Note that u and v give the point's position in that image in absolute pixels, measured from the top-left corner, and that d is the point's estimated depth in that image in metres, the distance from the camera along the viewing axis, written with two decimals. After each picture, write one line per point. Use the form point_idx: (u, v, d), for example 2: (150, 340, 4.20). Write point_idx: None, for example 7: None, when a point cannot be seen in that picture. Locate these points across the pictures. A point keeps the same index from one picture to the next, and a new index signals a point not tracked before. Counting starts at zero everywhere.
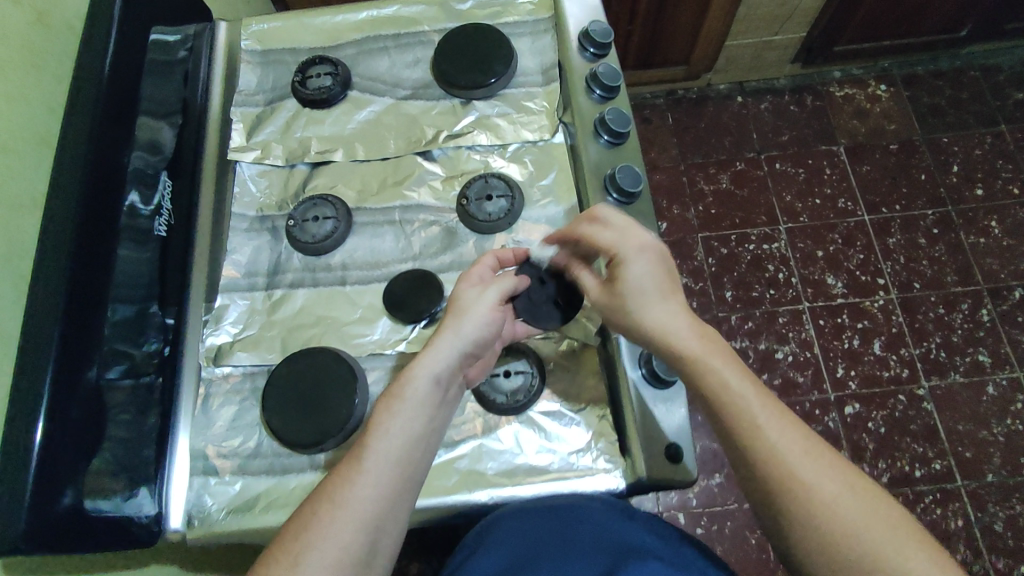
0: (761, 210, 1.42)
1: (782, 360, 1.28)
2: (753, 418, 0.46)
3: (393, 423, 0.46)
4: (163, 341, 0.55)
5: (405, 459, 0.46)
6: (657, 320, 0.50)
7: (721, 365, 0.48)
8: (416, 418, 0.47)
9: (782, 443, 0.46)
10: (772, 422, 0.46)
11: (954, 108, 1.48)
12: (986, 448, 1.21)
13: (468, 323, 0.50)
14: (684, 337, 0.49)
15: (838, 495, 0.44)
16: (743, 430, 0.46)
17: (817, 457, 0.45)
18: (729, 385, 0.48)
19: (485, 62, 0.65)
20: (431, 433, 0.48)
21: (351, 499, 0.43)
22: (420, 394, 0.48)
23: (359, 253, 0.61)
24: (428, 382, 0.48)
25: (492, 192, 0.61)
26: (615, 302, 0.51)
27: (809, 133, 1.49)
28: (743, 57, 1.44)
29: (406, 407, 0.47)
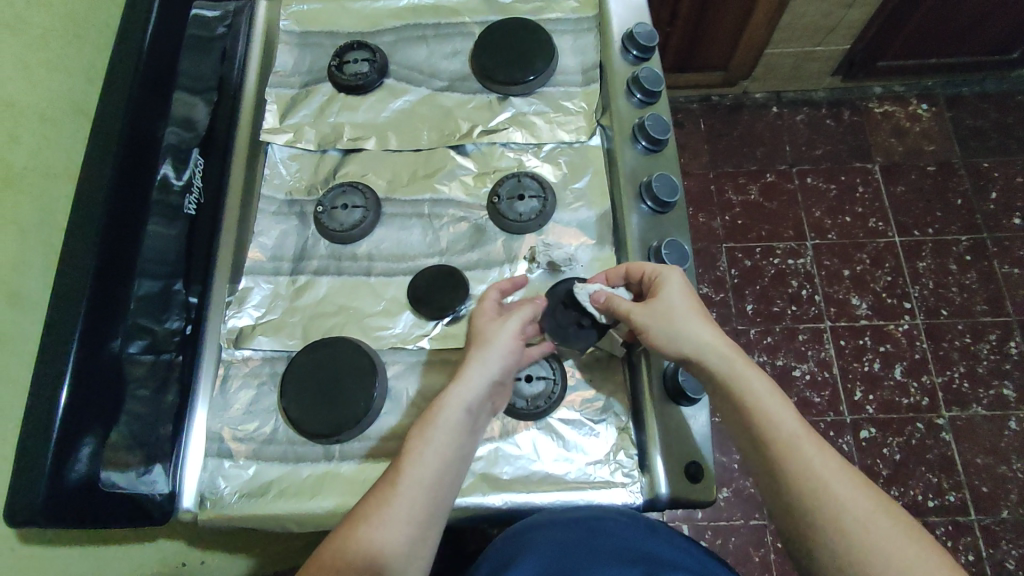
0: (789, 224, 1.39)
1: (799, 378, 1.26)
2: (789, 433, 0.47)
3: (426, 450, 0.47)
4: (185, 320, 0.55)
5: (437, 485, 0.46)
6: (699, 339, 0.50)
7: (758, 384, 0.49)
8: (449, 445, 0.47)
9: (815, 457, 0.46)
10: (807, 437, 0.47)
11: (997, 133, 1.44)
12: (1004, 484, 1.18)
13: (495, 351, 0.50)
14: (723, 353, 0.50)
15: (869, 510, 0.45)
16: (777, 444, 0.47)
17: (848, 473, 0.46)
18: (767, 402, 0.49)
19: (523, 57, 0.64)
20: (462, 459, 0.48)
21: (386, 522, 0.45)
22: (453, 421, 0.48)
23: (385, 244, 0.60)
24: (461, 409, 0.48)
25: (524, 192, 0.59)
26: (661, 318, 0.51)
27: (844, 148, 1.45)
28: (782, 66, 1.40)
29: (439, 434, 0.47)
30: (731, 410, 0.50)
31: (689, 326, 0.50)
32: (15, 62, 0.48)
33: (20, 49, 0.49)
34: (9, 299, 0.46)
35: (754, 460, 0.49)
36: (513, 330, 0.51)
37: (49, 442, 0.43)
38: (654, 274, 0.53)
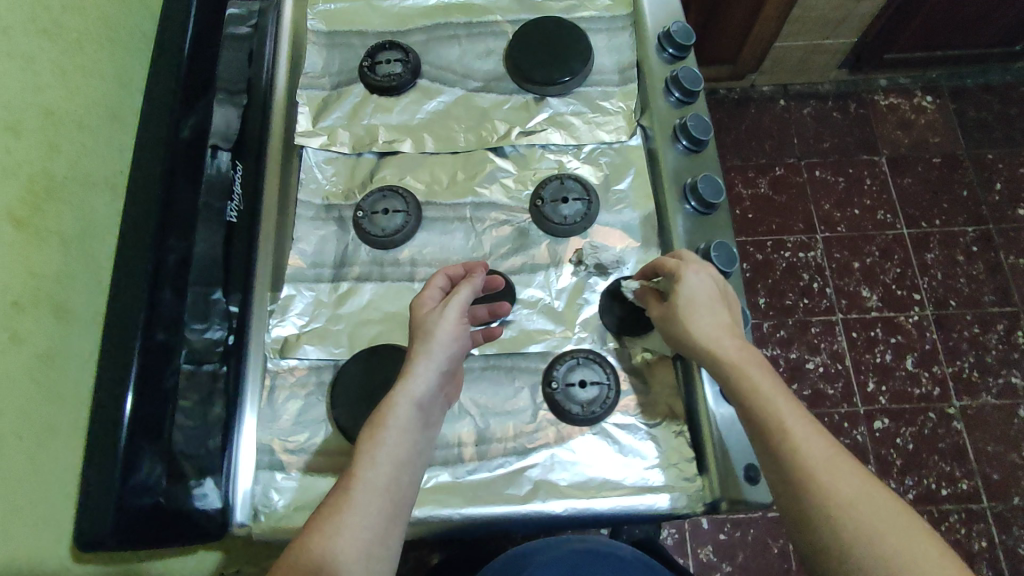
0: (799, 218, 1.40)
1: (813, 370, 1.27)
2: (779, 417, 0.46)
3: (377, 451, 0.45)
4: (227, 330, 0.53)
5: (392, 485, 0.45)
6: (710, 332, 0.49)
7: (754, 369, 0.48)
8: (401, 444, 0.46)
9: (803, 441, 0.45)
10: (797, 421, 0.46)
11: (1001, 124, 1.46)
12: (1015, 471, 1.20)
13: (437, 343, 0.49)
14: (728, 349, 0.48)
15: (858, 498, 0.42)
16: (770, 432, 0.46)
17: (838, 460, 0.44)
18: (759, 386, 0.47)
19: (559, 58, 0.64)
20: (417, 455, 0.47)
21: (340, 531, 0.42)
22: (404, 420, 0.47)
23: (427, 249, 0.59)
24: (411, 407, 0.47)
25: (567, 195, 0.59)
26: (677, 314, 0.50)
27: (851, 141, 1.46)
28: (790, 59, 1.41)
29: (390, 435, 0.46)
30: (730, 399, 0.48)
31: (705, 325, 0.49)
32: (54, 68, 0.47)
33: (58, 55, 0.47)
34: (57, 314, 0.45)
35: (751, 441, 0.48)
36: (454, 316, 0.50)
37: (116, 460, 0.42)
38: (674, 272, 0.52)
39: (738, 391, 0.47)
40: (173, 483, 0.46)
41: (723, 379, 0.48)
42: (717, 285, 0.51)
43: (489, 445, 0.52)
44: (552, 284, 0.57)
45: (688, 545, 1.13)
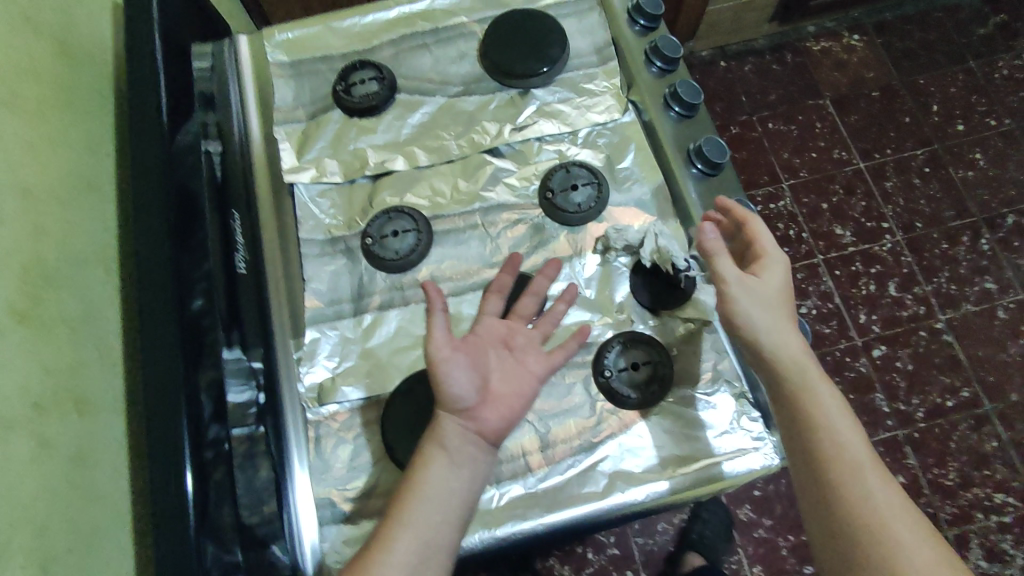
0: (762, 171, 1.43)
1: (807, 315, 1.30)
2: (851, 457, 0.47)
3: (407, 496, 0.46)
4: (256, 390, 0.49)
5: (422, 526, 0.45)
6: (788, 336, 0.50)
7: (832, 403, 0.49)
8: (433, 486, 0.46)
9: (875, 485, 0.46)
10: (869, 463, 0.47)
11: (925, 50, 1.53)
12: (1007, 370, 1.26)
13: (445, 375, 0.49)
14: (794, 351, 0.50)
15: (918, 549, 0.44)
16: (839, 469, 0.46)
17: (902, 510, 0.45)
18: (834, 424, 0.48)
19: (536, 48, 0.63)
20: (455, 495, 0.46)
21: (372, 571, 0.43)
22: (434, 461, 0.47)
23: (445, 264, 0.57)
24: (438, 446, 0.47)
25: (576, 182, 0.58)
26: (757, 295, 0.50)
27: (794, 89, 1.51)
28: (724, 20, 1.44)
29: (421, 477, 0.46)
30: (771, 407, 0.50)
31: (776, 310, 0.50)
32: (24, 143, 0.43)
33: (22, 127, 0.43)
34: (79, 408, 0.41)
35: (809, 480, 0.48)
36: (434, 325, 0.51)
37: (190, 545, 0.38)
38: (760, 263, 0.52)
39: (811, 424, 0.48)
40: (250, 559, 0.43)
41: (795, 392, 0.49)
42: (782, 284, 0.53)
43: (554, 448, 0.50)
44: (580, 274, 0.56)
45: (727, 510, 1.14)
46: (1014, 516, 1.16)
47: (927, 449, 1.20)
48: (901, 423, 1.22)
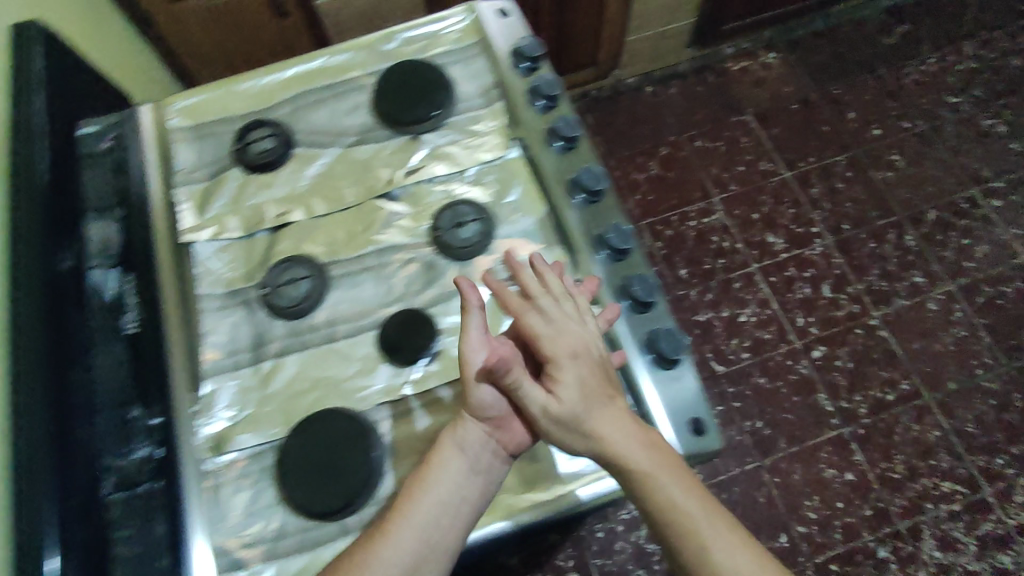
0: (694, 188, 1.49)
1: (747, 322, 1.34)
2: (702, 538, 0.48)
3: (420, 495, 0.50)
4: (154, 444, 0.53)
5: (431, 524, 0.49)
6: (614, 427, 0.50)
7: (675, 485, 0.49)
8: (446, 485, 0.50)
9: (726, 563, 0.47)
10: (719, 542, 0.48)
11: (837, 62, 1.62)
12: (943, 359, 1.29)
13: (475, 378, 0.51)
14: (625, 447, 0.50)
15: None
16: (692, 553, 0.48)
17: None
18: (680, 504, 0.49)
19: (423, 95, 0.66)
20: (460, 496, 0.50)
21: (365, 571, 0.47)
22: (446, 462, 0.51)
23: (342, 306, 0.60)
24: (454, 446, 0.51)
25: (462, 219, 0.61)
26: (563, 407, 0.51)
27: (718, 108, 1.58)
28: (643, 50, 1.52)
29: (434, 477, 0.50)
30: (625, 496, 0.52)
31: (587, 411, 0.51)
32: None
33: None
34: None
35: (671, 556, 0.49)
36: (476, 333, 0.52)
37: None
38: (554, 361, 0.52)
39: (658, 508, 0.49)
40: None
41: (636, 480, 0.49)
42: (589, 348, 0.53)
43: None
44: None
45: None
46: (962, 503, 1.18)
47: (872, 444, 1.23)
48: (845, 420, 1.25)
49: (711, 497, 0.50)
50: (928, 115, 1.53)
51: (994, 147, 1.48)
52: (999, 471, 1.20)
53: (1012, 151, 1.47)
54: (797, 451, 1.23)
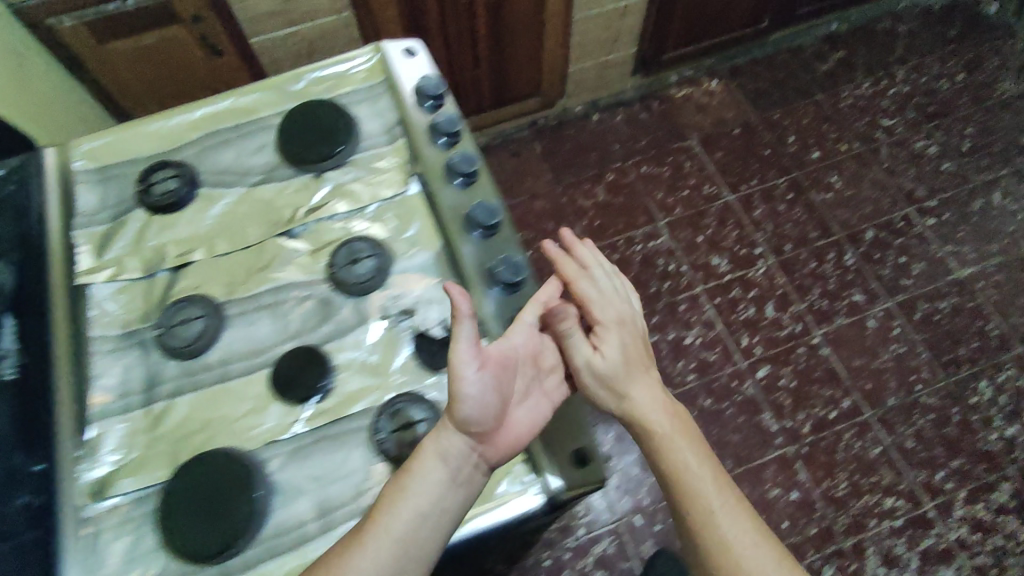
0: (639, 213, 1.51)
1: (692, 344, 1.36)
2: (705, 495, 0.58)
3: (399, 502, 0.50)
4: (34, 494, 0.52)
5: (408, 531, 0.50)
6: (643, 395, 0.63)
7: (686, 452, 0.60)
8: (424, 493, 0.51)
9: (721, 517, 0.57)
10: (720, 500, 0.58)
11: (777, 88, 1.67)
12: (883, 376, 1.31)
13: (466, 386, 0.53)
14: (647, 409, 0.62)
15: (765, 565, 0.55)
16: (696, 506, 0.58)
17: (751, 535, 0.56)
18: (689, 468, 0.59)
19: (324, 135, 0.68)
20: (440, 506, 0.51)
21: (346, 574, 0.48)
22: (428, 469, 0.52)
23: (237, 345, 0.60)
24: (435, 456, 0.52)
25: (358, 256, 0.62)
26: (604, 363, 0.61)
27: (662, 134, 1.62)
28: (587, 79, 1.56)
29: (414, 484, 0.51)
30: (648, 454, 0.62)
31: (624, 373, 0.62)
32: None
33: None
34: None
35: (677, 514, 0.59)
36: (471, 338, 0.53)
37: None
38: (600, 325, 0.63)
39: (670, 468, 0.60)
40: None
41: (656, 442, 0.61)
42: (633, 322, 0.65)
43: (333, 513, 0.53)
44: (365, 341, 0.60)
45: (630, 547, 1.19)
46: (905, 519, 1.18)
47: (815, 462, 1.24)
48: (789, 439, 1.26)
49: (717, 466, 0.60)
50: (864, 138, 1.58)
51: (928, 168, 1.52)
52: (940, 485, 1.21)
53: (945, 171, 1.52)
54: (742, 471, 1.23)
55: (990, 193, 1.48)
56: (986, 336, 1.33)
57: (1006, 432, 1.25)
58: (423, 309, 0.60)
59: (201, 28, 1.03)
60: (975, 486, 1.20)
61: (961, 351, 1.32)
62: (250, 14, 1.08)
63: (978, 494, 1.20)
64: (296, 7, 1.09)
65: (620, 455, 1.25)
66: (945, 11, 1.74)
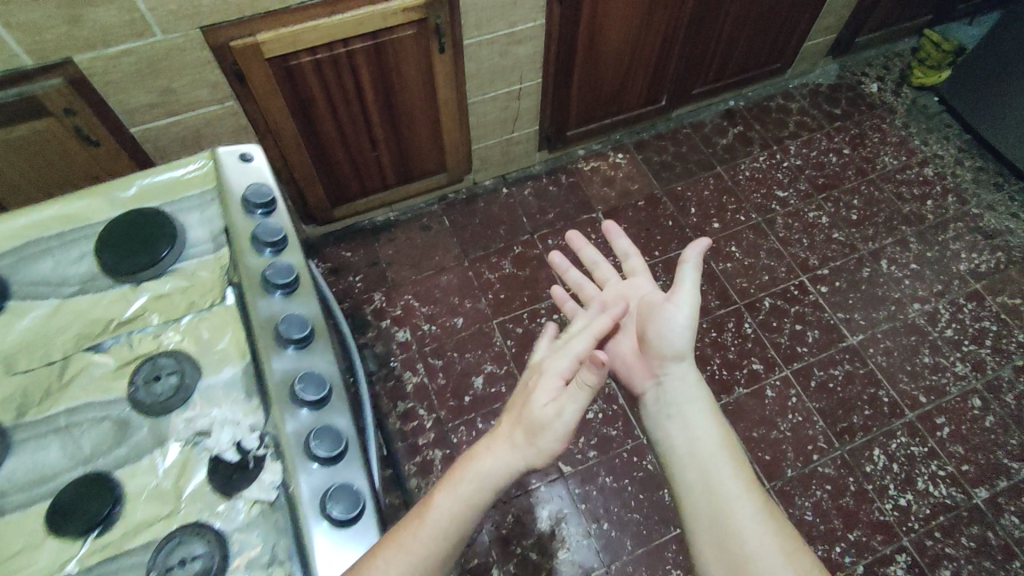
0: (543, 286, 1.52)
1: (594, 419, 1.34)
2: (716, 459, 0.74)
3: (459, 485, 0.64)
4: None
5: (465, 510, 0.63)
6: (688, 380, 0.84)
7: (709, 427, 0.78)
8: (478, 486, 0.65)
9: (726, 476, 0.73)
10: (730, 465, 0.74)
11: (679, 161, 1.73)
12: (781, 446, 1.31)
13: (544, 436, 0.67)
14: (687, 389, 0.83)
15: (752, 515, 0.70)
16: (707, 462, 0.74)
17: (750, 494, 0.72)
18: (707, 436, 0.77)
19: (145, 245, 0.67)
20: (490, 492, 0.66)
21: (416, 543, 0.59)
22: (483, 469, 0.66)
23: (19, 474, 0.56)
24: (494, 463, 0.67)
25: (160, 372, 0.60)
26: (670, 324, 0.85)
27: (570, 207, 1.65)
28: (493, 155, 1.60)
29: (467, 477, 0.66)
30: (678, 435, 0.78)
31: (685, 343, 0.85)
32: None
33: None
34: None
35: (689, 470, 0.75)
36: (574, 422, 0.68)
37: None
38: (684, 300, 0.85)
39: (690, 433, 0.78)
40: None
41: (680, 412, 0.81)
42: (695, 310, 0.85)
43: None
44: (159, 464, 0.57)
45: None
46: None
47: None
48: None
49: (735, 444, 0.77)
50: (761, 209, 1.64)
51: (819, 237, 1.59)
52: (839, 561, 1.19)
53: (835, 240, 1.59)
54: (642, 553, 1.21)
55: (877, 262, 1.55)
56: (877, 402, 1.36)
57: (900, 501, 1.25)
58: (219, 429, 0.57)
59: (73, 120, 1.04)
60: (872, 559, 1.19)
61: (854, 419, 1.34)
62: (126, 107, 1.08)
63: (876, 567, 1.19)
64: (177, 98, 1.11)
65: (518, 540, 1.21)
66: (831, 90, 1.86)
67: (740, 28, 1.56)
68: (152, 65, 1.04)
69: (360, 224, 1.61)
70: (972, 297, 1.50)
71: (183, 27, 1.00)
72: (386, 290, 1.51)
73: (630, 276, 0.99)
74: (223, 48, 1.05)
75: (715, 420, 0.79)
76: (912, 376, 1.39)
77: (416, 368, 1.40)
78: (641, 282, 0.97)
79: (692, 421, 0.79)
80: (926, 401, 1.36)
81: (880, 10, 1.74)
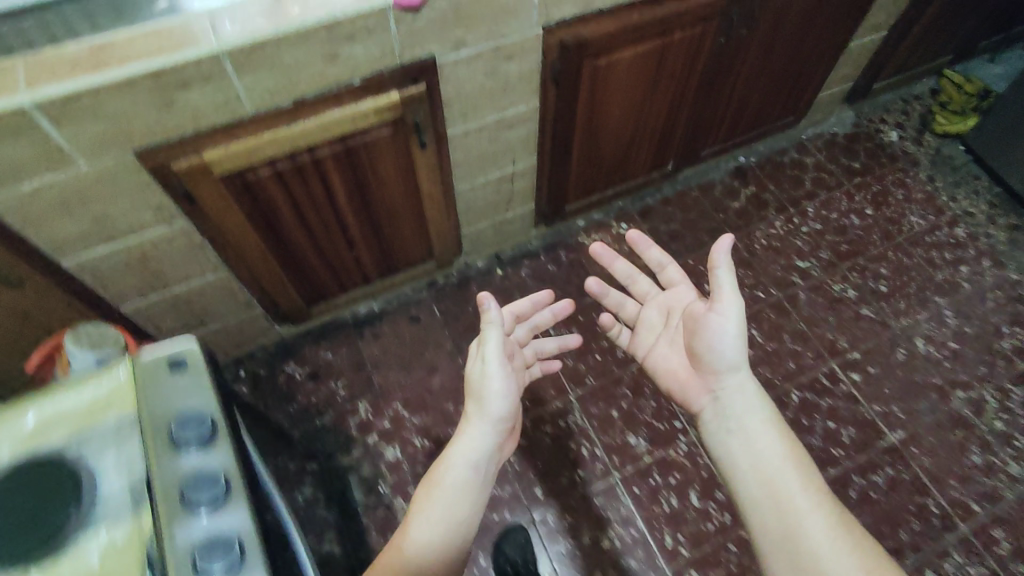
0: (549, 387, 1.36)
1: (611, 548, 1.19)
2: (779, 465, 0.73)
3: (444, 467, 0.80)
4: None
5: (458, 485, 0.78)
6: (734, 381, 0.83)
7: (762, 430, 0.77)
8: (463, 465, 0.80)
9: (792, 482, 0.71)
10: (795, 472, 0.72)
11: (689, 230, 1.58)
12: None
13: (490, 409, 0.84)
14: (732, 395, 0.82)
15: (827, 525, 0.67)
16: (769, 468, 0.73)
17: (821, 503, 0.69)
18: (764, 442, 0.76)
19: (37, 516, 0.48)
20: (478, 467, 0.80)
21: (421, 519, 0.74)
22: (463, 451, 0.81)
23: None
24: (469, 445, 0.82)
25: None
26: (703, 331, 0.85)
27: (573, 288, 1.50)
28: (486, 236, 1.45)
29: (454, 460, 0.81)
30: (728, 438, 0.78)
31: (739, 356, 0.83)
32: None
33: None
34: None
35: (748, 475, 0.74)
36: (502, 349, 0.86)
37: None
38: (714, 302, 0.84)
39: (743, 434, 0.77)
40: None
41: (726, 416, 0.81)
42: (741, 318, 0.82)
43: None
44: None
45: None
46: None
47: None
48: None
49: (801, 453, 0.75)
50: (782, 283, 1.49)
51: (847, 315, 1.44)
52: None
53: (865, 318, 1.44)
54: None
55: (912, 342, 1.41)
56: (925, 514, 1.22)
57: None
58: None
59: None
60: None
61: (902, 536, 1.19)
62: (55, 241, 0.91)
63: None
64: (116, 225, 0.93)
65: None
66: (848, 141, 1.72)
67: (753, 87, 1.41)
68: (79, 196, 0.86)
69: (341, 318, 1.45)
70: (1020, 381, 1.36)
71: (113, 152, 0.83)
72: (373, 397, 1.35)
73: (670, 286, 0.98)
74: (165, 173, 0.88)
75: (777, 429, 0.77)
76: (961, 480, 1.25)
77: (409, 493, 1.24)
78: (683, 291, 0.96)
79: (742, 422, 0.79)
80: (980, 510, 1.22)
81: (898, 56, 1.60)
